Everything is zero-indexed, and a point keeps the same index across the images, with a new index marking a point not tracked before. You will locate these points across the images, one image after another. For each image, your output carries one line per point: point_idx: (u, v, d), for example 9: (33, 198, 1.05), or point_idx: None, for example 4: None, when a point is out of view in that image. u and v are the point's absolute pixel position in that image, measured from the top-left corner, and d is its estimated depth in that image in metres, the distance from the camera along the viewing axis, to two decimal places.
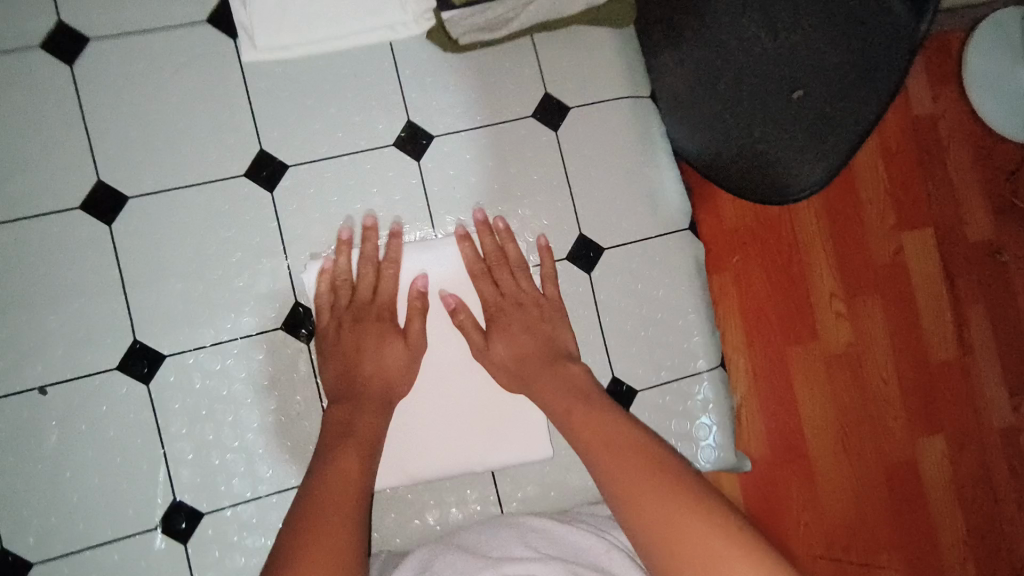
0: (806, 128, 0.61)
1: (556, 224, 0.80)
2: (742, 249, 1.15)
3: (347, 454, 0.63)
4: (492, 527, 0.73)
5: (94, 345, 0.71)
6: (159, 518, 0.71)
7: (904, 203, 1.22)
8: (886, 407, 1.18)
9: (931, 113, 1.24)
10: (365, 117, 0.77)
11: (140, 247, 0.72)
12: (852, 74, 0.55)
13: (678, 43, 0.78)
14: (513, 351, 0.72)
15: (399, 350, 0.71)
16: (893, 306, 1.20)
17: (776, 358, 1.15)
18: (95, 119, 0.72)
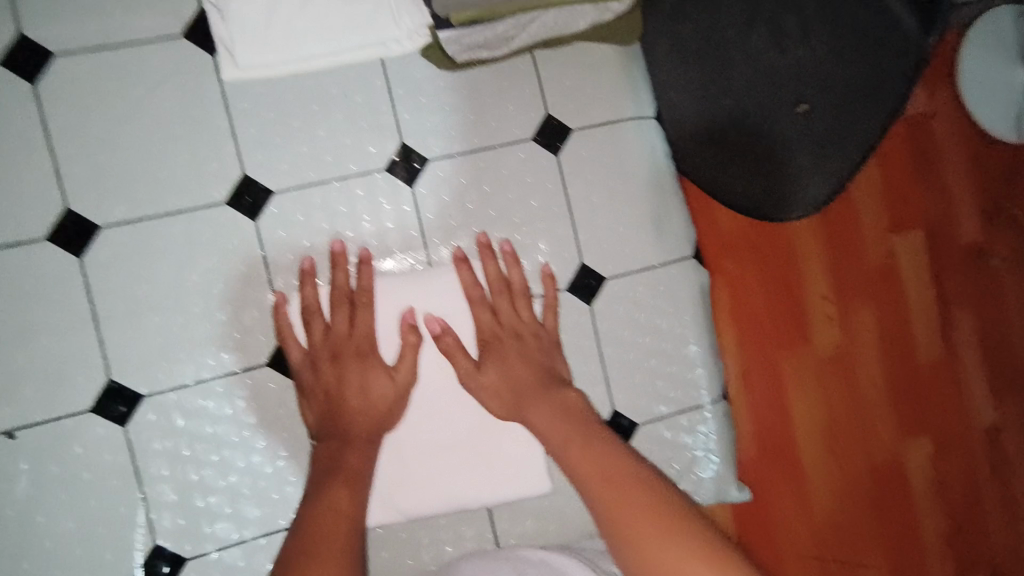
0: (821, 141, 0.68)
1: (557, 251, 0.76)
2: (734, 254, 1.13)
3: (336, 493, 0.59)
4: (489, 558, 0.70)
5: (65, 384, 0.66)
6: (139, 564, 0.67)
7: (897, 203, 1.20)
8: (873, 408, 1.17)
9: (925, 112, 1.22)
10: (355, 140, 0.72)
11: (113, 280, 0.67)
12: (869, 86, 0.62)
13: (675, 40, 0.75)
14: (505, 378, 0.68)
15: (383, 380, 0.67)
16: (883, 307, 1.18)
17: (767, 363, 1.13)
18: (63, 142, 0.66)
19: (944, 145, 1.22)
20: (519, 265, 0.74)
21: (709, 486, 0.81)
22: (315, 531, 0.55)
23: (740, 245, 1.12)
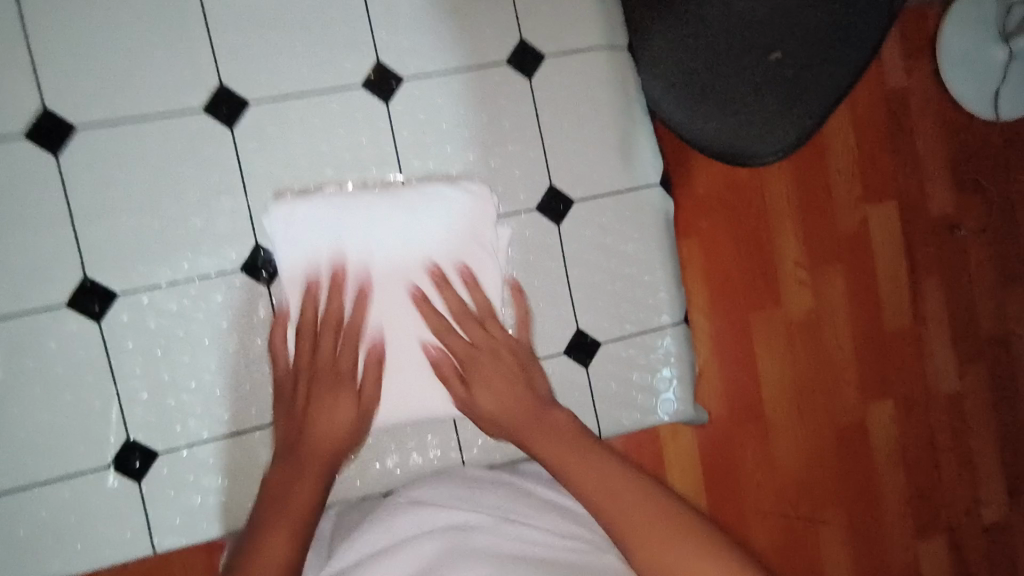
0: (782, 91, 0.67)
1: (527, 174, 0.79)
2: (709, 212, 1.19)
3: (278, 527, 0.59)
4: (445, 498, 0.68)
5: (39, 280, 0.68)
6: (112, 457, 0.70)
7: (871, 173, 1.27)
8: (840, 369, 1.25)
9: (904, 86, 1.29)
10: (332, 54, 0.74)
11: (90, 181, 0.68)
12: (829, 37, 0.61)
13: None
14: (495, 401, 0.70)
15: (349, 399, 0.68)
16: (854, 274, 1.25)
17: (739, 324, 1.20)
18: (40, 41, 0.67)
19: (918, 117, 1.30)
20: (478, 286, 0.74)
21: (669, 406, 0.84)
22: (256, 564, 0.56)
23: (718, 208, 1.18)
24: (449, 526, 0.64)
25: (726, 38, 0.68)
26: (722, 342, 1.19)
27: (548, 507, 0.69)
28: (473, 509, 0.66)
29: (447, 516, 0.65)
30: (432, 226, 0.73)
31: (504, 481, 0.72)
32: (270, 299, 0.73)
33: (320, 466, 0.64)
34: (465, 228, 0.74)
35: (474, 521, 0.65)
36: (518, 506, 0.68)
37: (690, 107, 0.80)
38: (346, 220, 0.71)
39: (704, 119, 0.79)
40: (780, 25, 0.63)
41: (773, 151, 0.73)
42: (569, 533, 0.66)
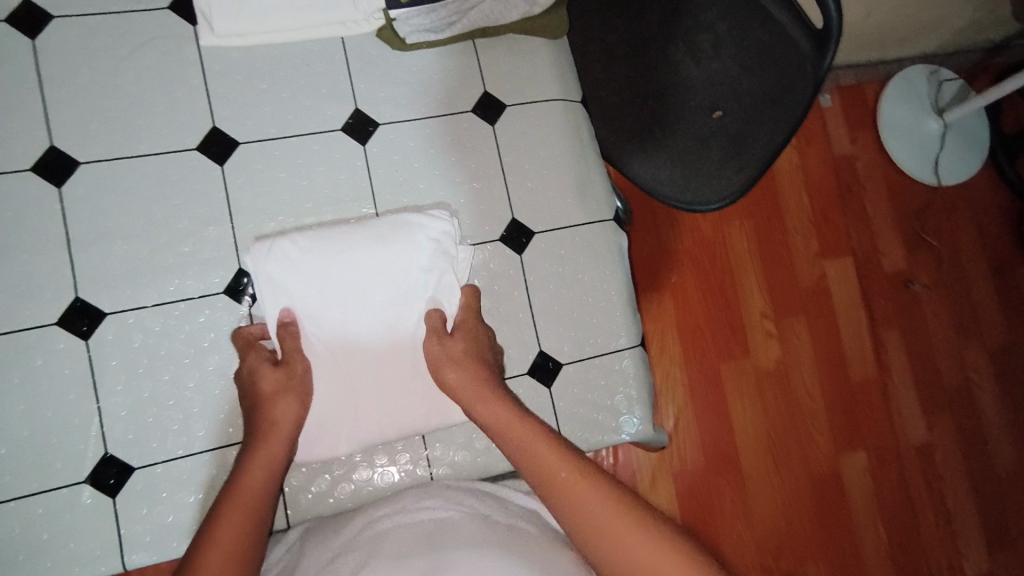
0: (722, 147, 0.85)
1: (491, 209, 0.87)
2: (677, 267, 1.28)
3: (228, 515, 0.61)
4: (431, 499, 0.71)
5: (33, 300, 0.72)
6: (89, 472, 0.72)
7: (826, 232, 1.38)
8: (812, 420, 1.31)
9: (850, 154, 1.43)
10: (314, 102, 0.83)
11: (88, 210, 0.75)
12: (764, 102, 0.79)
13: (610, 56, 0.90)
14: (472, 351, 0.76)
15: (275, 372, 0.72)
16: (817, 328, 1.34)
17: (712, 374, 1.26)
18: (53, 88, 0.75)
19: (865, 181, 1.42)
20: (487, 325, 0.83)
21: (628, 427, 0.88)
22: (206, 552, 0.57)
23: (686, 264, 1.29)
24: (440, 524, 0.66)
25: (686, 98, 0.86)
26: (698, 393, 1.25)
27: (529, 517, 0.72)
28: (461, 511, 0.69)
29: (435, 517, 0.68)
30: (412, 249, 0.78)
31: (485, 492, 0.74)
32: (250, 321, 0.78)
33: (266, 463, 0.67)
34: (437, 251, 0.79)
35: (465, 519, 0.67)
36: (500, 511, 0.70)
37: (649, 154, 0.89)
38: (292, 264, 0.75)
39: (657, 165, 0.89)
40: (722, 92, 0.83)
41: (720, 198, 0.86)
42: (551, 536, 0.69)
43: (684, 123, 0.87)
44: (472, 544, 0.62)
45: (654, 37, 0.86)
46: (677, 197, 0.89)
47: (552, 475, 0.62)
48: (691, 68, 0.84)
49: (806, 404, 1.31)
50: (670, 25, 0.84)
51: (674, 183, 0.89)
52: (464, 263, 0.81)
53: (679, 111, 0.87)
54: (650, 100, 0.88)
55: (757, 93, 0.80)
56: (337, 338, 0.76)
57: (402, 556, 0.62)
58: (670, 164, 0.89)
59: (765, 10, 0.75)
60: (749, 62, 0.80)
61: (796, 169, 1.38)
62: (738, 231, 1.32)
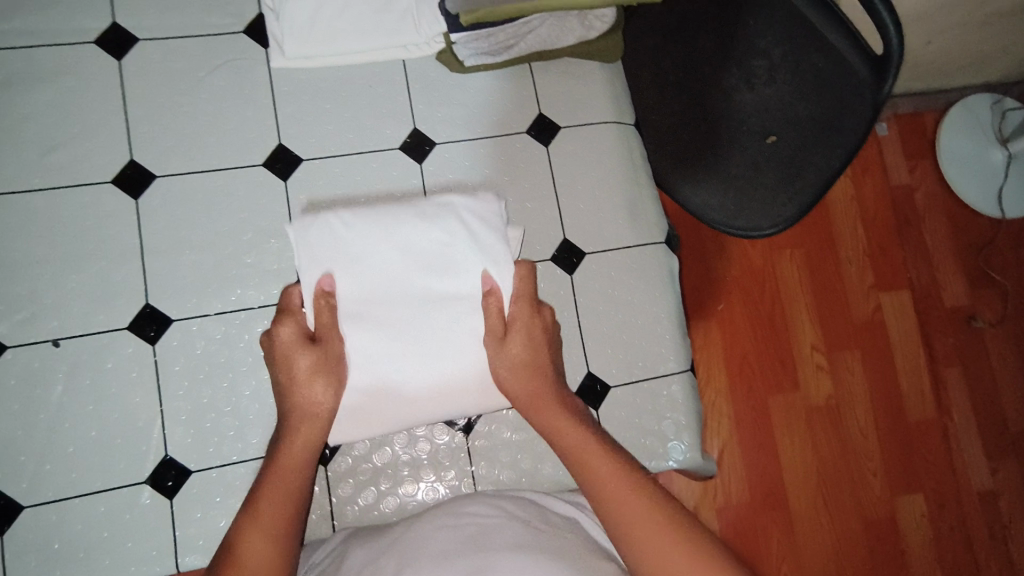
0: (776, 174, 0.85)
1: (543, 229, 0.87)
2: (725, 295, 1.26)
3: (267, 498, 0.63)
4: (472, 503, 0.70)
5: (107, 305, 0.76)
6: (149, 473, 0.74)
7: (882, 263, 1.33)
8: (865, 459, 1.25)
9: (908, 184, 1.38)
10: (375, 123, 0.85)
11: (161, 220, 0.78)
12: (819, 127, 0.82)
13: (663, 83, 0.90)
14: (529, 350, 0.70)
15: (308, 354, 0.66)
16: (872, 362, 1.29)
17: (759, 407, 1.23)
18: (136, 106, 0.80)
19: (925, 214, 1.38)
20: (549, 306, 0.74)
21: (676, 453, 0.86)
22: (247, 538, 0.60)
23: (733, 292, 1.26)
24: (482, 526, 0.66)
25: (739, 124, 0.86)
26: (744, 426, 1.22)
27: (569, 525, 0.71)
28: (502, 514, 0.68)
29: (476, 519, 0.67)
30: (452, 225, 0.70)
31: (526, 500, 0.73)
32: None
33: (305, 444, 0.66)
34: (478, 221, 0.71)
35: (505, 522, 0.67)
36: (541, 518, 0.70)
37: (701, 179, 0.89)
38: (336, 236, 0.68)
39: (707, 193, 0.89)
40: (777, 117, 0.85)
41: (774, 224, 0.85)
42: (590, 545, 0.68)
43: (736, 150, 0.87)
44: (513, 551, 0.62)
45: (705, 63, 0.87)
46: (735, 219, 0.87)
47: (602, 480, 0.63)
48: (745, 93, 0.86)
49: (859, 441, 1.26)
50: (723, 51, 0.86)
51: (727, 208, 0.88)
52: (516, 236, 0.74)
53: (731, 137, 0.87)
54: (703, 126, 0.88)
55: (816, 117, 0.83)
56: (367, 328, 0.67)
57: (443, 559, 0.62)
58: (723, 188, 0.88)
59: (823, 39, 0.82)
60: (805, 89, 0.83)
61: (851, 199, 1.35)
62: (789, 260, 1.30)
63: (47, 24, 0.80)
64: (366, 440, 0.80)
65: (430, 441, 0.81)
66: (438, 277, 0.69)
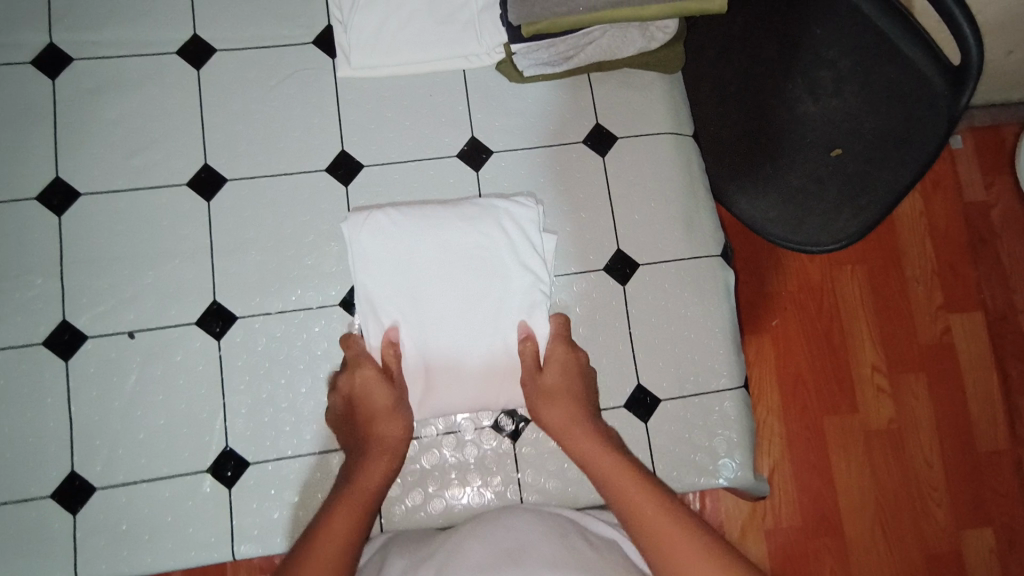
0: (839, 189, 0.82)
1: (596, 239, 0.87)
2: (780, 310, 1.23)
3: (335, 515, 0.64)
4: (510, 519, 0.71)
5: (178, 301, 0.80)
6: (211, 462, 0.77)
7: (952, 284, 1.27)
8: (929, 489, 1.19)
9: (984, 200, 1.31)
10: (434, 130, 0.87)
11: (231, 222, 0.82)
12: (890, 139, 0.78)
13: (722, 92, 0.89)
14: (563, 387, 0.74)
15: (388, 390, 0.73)
16: (938, 388, 1.23)
17: (813, 429, 1.19)
18: (211, 112, 0.84)
19: (1002, 232, 1.30)
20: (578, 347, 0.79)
21: (726, 472, 0.84)
22: (316, 546, 0.61)
23: (788, 308, 1.23)
24: (518, 542, 0.66)
25: (801, 137, 0.84)
26: (796, 448, 1.18)
27: (609, 546, 0.70)
28: (540, 529, 0.69)
29: (514, 534, 0.68)
30: (499, 232, 0.79)
31: (564, 516, 0.73)
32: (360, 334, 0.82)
33: (382, 472, 0.68)
34: (526, 242, 0.80)
35: (542, 540, 0.67)
36: (581, 536, 0.69)
37: (758, 193, 0.88)
38: (394, 244, 0.78)
39: (766, 206, 0.87)
40: (843, 130, 0.81)
41: (835, 240, 0.83)
42: (629, 566, 0.67)
43: (797, 164, 0.85)
44: (550, 569, 0.62)
45: (765, 74, 0.85)
46: (795, 235, 0.86)
47: (640, 516, 0.62)
48: (809, 105, 0.83)
49: (921, 470, 1.20)
50: (784, 62, 0.83)
51: (785, 222, 0.86)
52: (551, 249, 0.81)
53: (791, 151, 0.85)
54: (762, 137, 0.86)
55: (888, 130, 0.78)
56: (416, 339, 0.77)
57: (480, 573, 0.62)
58: (783, 202, 0.86)
59: (895, 44, 0.76)
60: (873, 99, 0.79)
61: (919, 216, 1.29)
62: (850, 277, 1.25)
63: (135, 35, 0.85)
64: (415, 442, 0.81)
65: (477, 446, 0.82)
66: (480, 285, 0.78)
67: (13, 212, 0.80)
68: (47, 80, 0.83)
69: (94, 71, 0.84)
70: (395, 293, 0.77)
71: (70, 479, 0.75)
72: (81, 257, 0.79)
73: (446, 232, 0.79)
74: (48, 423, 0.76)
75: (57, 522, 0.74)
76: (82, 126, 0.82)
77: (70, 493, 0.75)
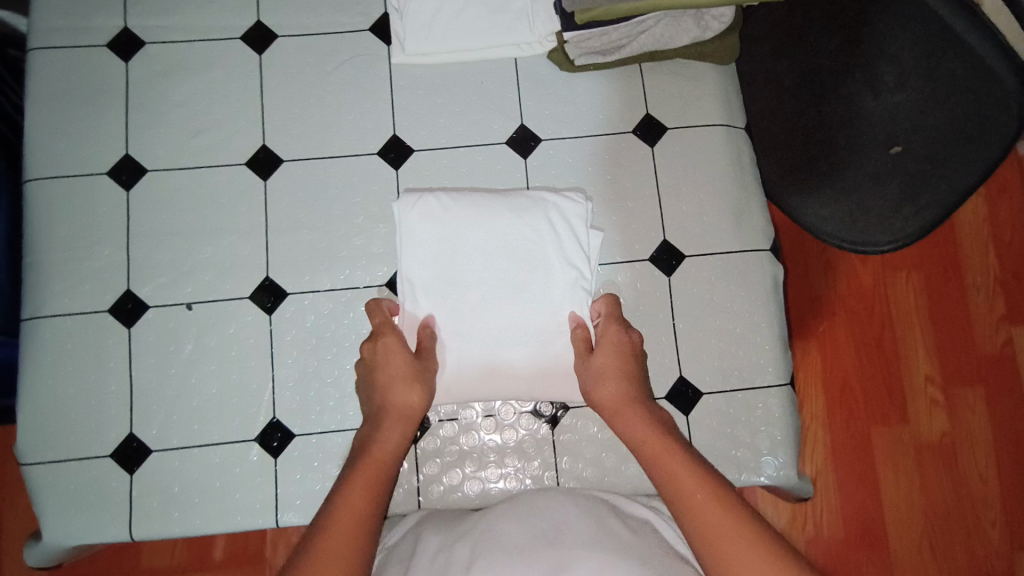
0: (897, 187, 0.79)
1: (643, 229, 0.87)
2: (829, 315, 1.19)
3: (354, 486, 0.65)
4: (547, 499, 0.71)
5: (233, 276, 0.83)
6: (258, 433, 0.80)
7: (1017, 294, 1.21)
8: (983, 505, 1.14)
9: None
10: (484, 117, 0.88)
11: (285, 201, 0.85)
12: (958, 137, 0.71)
13: (777, 85, 0.89)
14: (615, 368, 0.73)
15: (411, 360, 0.73)
16: (997, 402, 1.17)
17: (859, 439, 1.15)
18: (271, 95, 0.87)
19: None
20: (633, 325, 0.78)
21: (768, 470, 0.82)
22: (340, 517, 0.63)
23: (838, 313, 1.19)
24: (554, 524, 0.67)
25: (856, 134, 0.82)
26: (841, 456, 1.15)
27: (644, 525, 0.70)
28: (576, 509, 0.69)
29: (550, 514, 0.68)
30: (547, 226, 0.80)
31: (598, 498, 0.73)
32: None
33: (394, 444, 0.70)
34: (574, 239, 0.80)
35: (577, 520, 0.67)
36: (616, 515, 0.70)
37: (808, 191, 0.87)
38: (442, 223, 0.79)
39: (820, 204, 0.86)
40: (902, 127, 0.77)
41: (892, 241, 0.80)
42: (664, 545, 0.67)
43: (852, 160, 0.83)
44: (588, 550, 0.63)
45: (827, 70, 0.83)
46: (844, 236, 0.85)
47: (685, 499, 0.62)
48: (868, 100, 0.79)
49: (974, 484, 1.15)
50: (844, 59, 0.80)
51: (839, 220, 0.85)
52: (596, 245, 0.82)
53: (847, 147, 0.83)
54: (818, 130, 0.85)
55: (952, 131, 0.72)
56: (458, 324, 0.78)
57: (516, 554, 0.63)
58: (839, 199, 0.85)
59: (963, 39, 0.67)
60: (937, 97, 0.72)
61: (983, 222, 1.23)
62: (903, 283, 1.21)
63: (203, 21, 0.89)
64: (454, 423, 0.82)
65: (515, 429, 0.82)
66: (525, 275, 0.78)
67: (86, 185, 0.84)
68: (121, 62, 0.87)
69: (164, 53, 0.88)
70: (433, 278, 0.78)
71: (128, 441, 0.79)
72: (146, 232, 0.83)
73: (497, 220, 0.80)
74: (110, 387, 0.80)
75: (115, 482, 0.78)
76: (151, 107, 0.86)
77: (128, 453, 0.79)
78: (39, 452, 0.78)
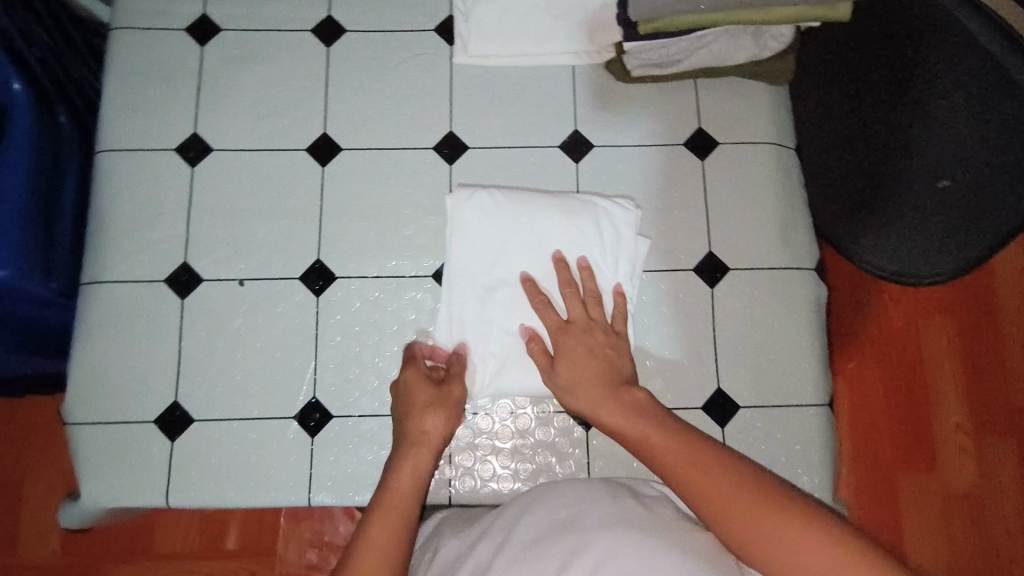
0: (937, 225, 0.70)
1: (688, 239, 0.88)
2: (859, 351, 1.19)
3: (378, 518, 0.65)
4: (564, 487, 0.70)
5: (285, 256, 0.85)
6: (297, 411, 0.81)
7: None
8: (1012, 560, 1.11)
9: None
10: (540, 121, 0.90)
11: (340, 188, 0.87)
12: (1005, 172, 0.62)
13: (829, 112, 0.86)
14: (576, 375, 0.73)
15: (427, 390, 0.75)
16: None
17: (885, 481, 1.13)
18: (335, 86, 0.90)
19: None
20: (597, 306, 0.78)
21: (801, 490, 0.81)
22: (369, 538, 0.63)
23: (867, 350, 1.18)
24: (572, 509, 0.67)
25: (901, 165, 0.74)
26: (865, 496, 1.13)
27: (665, 501, 0.70)
28: (595, 493, 0.68)
29: (568, 501, 0.68)
30: (592, 228, 0.81)
31: (615, 482, 0.72)
32: None
33: (413, 470, 0.70)
34: (619, 243, 0.81)
35: (596, 502, 0.67)
36: (633, 494, 0.69)
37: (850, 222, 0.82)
38: (491, 219, 0.81)
39: (864, 237, 0.81)
40: (945, 159, 0.68)
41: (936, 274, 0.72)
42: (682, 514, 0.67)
43: (892, 194, 0.75)
44: (606, 529, 0.62)
45: (871, 101, 0.77)
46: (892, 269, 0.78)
47: (718, 504, 0.59)
48: (914, 129, 0.71)
49: (1002, 536, 1.12)
50: (895, 84, 0.73)
51: (882, 252, 0.78)
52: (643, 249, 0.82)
53: (890, 179, 0.76)
54: (866, 159, 0.79)
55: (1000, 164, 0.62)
56: (503, 320, 0.79)
57: (534, 546, 0.63)
58: (880, 233, 0.78)
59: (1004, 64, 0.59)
60: (984, 128, 0.63)
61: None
62: (937, 326, 1.20)
63: (276, 12, 0.93)
64: (489, 417, 0.83)
65: (549, 428, 0.82)
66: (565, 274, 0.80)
67: (154, 160, 0.87)
68: (197, 46, 0.91)
69: (238, 40, 0.91)
70: (478, 274, 0.80)
71: (171, 409, 0.81)
72: (206, 208, 0.86)
73: (546, 224, 0.81)
74: (158, 354, 0.82)
75: (156, 447, 0.80)
76: (220, 90, 0.90)
77: (170, 421, 0.80)
78: (86, 412, 0.80)
